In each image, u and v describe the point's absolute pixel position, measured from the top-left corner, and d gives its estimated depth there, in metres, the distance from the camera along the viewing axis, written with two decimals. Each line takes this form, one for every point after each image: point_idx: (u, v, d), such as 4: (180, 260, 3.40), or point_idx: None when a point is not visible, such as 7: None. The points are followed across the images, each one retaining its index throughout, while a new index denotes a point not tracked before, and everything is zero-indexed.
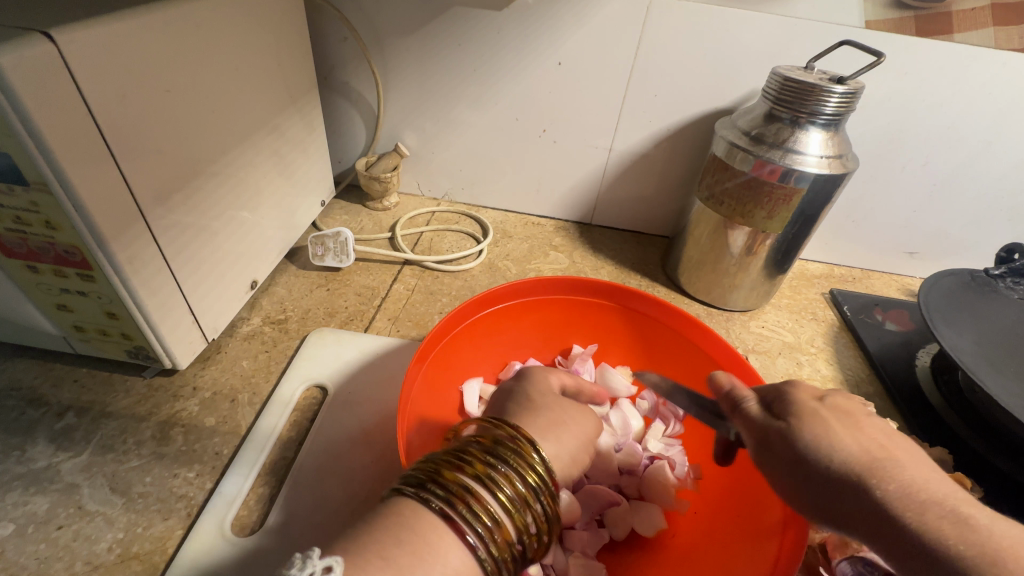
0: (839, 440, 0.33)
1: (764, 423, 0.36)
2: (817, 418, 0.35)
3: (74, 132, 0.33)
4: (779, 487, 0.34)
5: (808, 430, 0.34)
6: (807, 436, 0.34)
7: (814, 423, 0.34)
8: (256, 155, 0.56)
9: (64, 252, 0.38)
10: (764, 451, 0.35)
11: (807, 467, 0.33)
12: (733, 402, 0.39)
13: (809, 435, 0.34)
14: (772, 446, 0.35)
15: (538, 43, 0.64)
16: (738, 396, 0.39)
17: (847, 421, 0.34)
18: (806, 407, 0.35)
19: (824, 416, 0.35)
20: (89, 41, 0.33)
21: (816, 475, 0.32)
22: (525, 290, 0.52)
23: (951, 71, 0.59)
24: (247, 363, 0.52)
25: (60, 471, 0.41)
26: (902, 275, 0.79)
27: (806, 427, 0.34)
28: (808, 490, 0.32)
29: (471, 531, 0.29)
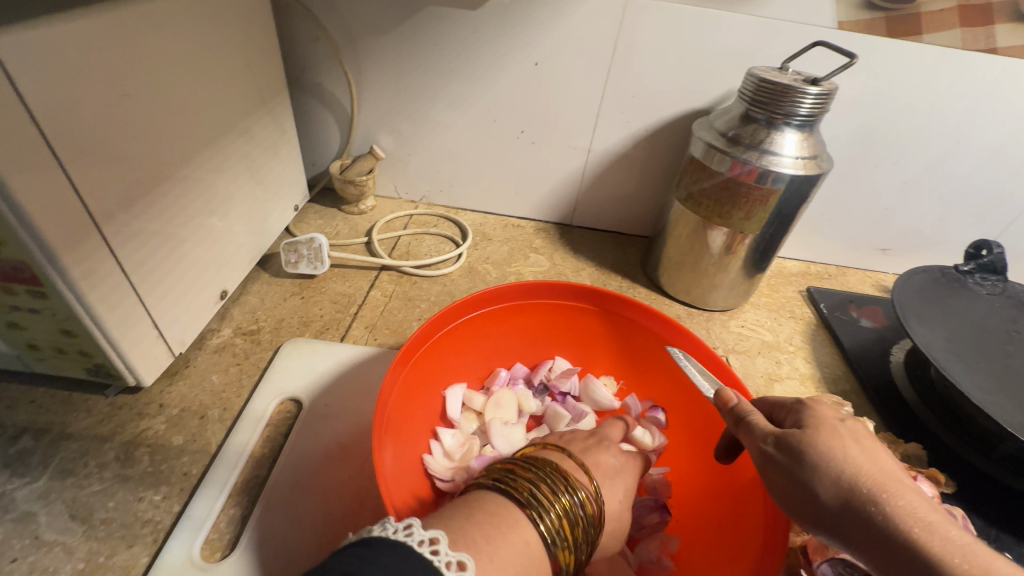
0: (846, 454, 0.31)
1: (766, 431, 0.34)
2: (832, 433, 0.32)
3: (17, 143, 0.31)
4: (778, 499, 0.33)
5: (815, 443, 0.32)
6: (814, 449, 0.31)
7: (821, 434, 0.32)
8: (223, 161, 0.54)
9: (12, 269, 0.36)
10: (763, 462, 0.34)
11: (805, 481, 0.31)
12: (738, 417, 0.36)
13: (817, 448, 0.31)
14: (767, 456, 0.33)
15: (514, 42, 0.63)
16: (744, 410, 0.36)
17: (852, 432, 0.32)
18: (809, 417, 0.34)
19: (836, 428, 0.32)
20: (30, 43, 0.31)
21: (818, 491, 0.30)
22: (507, 295, 0.51)
23: (920, 71, 0.60)
24: (218, 377, 0.50)
25: (15, 499, 0.39)
26: (875, 271, 0.81)
27: (812, 440, 0.32)
28: (804, 503, 0.31)
29: (537, 519, 0.31)
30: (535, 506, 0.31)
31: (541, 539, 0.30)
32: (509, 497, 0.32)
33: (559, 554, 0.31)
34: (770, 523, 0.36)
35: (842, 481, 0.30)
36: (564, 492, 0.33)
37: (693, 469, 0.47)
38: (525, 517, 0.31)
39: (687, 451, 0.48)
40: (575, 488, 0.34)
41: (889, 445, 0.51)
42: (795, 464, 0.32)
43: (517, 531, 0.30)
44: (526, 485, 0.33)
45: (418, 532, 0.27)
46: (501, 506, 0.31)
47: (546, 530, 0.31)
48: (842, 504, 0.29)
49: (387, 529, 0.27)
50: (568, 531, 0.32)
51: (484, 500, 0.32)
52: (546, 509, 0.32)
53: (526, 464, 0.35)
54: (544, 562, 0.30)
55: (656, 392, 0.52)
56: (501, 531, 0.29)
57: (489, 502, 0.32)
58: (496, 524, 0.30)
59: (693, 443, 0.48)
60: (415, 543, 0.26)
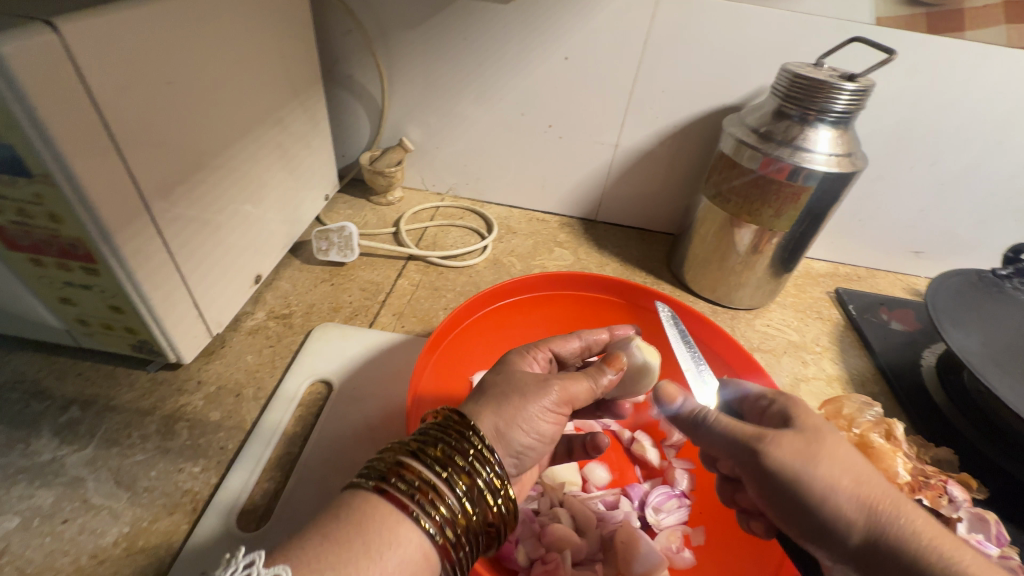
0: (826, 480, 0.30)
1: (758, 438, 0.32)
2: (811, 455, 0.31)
3: (78, 126, 0.33)
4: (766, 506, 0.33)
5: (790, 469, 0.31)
6: (791, 476, 0.31)
7: (799, 458, 0.31)
8: (260, 150, 0.55)
9: (69, 246, 0.37)
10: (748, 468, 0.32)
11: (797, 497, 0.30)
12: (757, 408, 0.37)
13: (794, 475, 0.30)
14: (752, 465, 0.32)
15: (544, 37, 0.64)
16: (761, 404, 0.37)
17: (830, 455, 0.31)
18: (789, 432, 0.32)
19: (816, 451, 0.31)
20: (92, 30, 0.33)
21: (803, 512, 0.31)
22: (532, 284, 0.53)
23: (962, 68, 0.58)
24: (252, 357, 0.52)
25: (65, 465, 0.41)
26: (907, 274, 0.79)
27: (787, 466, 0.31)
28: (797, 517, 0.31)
29: (424, 525, 0.28)
30: (421, 510, 0.28)
31: (429, 544, 0.28)
32: (396, 500, 0.28)
33: (455, 550, 0.29)
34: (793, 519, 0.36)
35: (845, 498, 0.29)
36: (458, 478, 0.30)
37: None
38: (408, 521, 0.28)
39: None
40: (474, 470, 0.30)
41: (919, 449, 0.50)
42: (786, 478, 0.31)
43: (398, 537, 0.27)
44: (415, 485, 0.29)
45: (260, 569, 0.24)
46: (379, 508, 0.28)
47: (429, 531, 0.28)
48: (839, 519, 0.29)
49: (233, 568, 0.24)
50: (460, 523, 0.29)
51: (357, 499, 0.28)
52: (435, 510, 0.28)
53: (423, 449, 0.31)
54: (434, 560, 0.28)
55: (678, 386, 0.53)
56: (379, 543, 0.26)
57: (374, 506, 0.28)
58: (376, 535, 0.27)
59: None
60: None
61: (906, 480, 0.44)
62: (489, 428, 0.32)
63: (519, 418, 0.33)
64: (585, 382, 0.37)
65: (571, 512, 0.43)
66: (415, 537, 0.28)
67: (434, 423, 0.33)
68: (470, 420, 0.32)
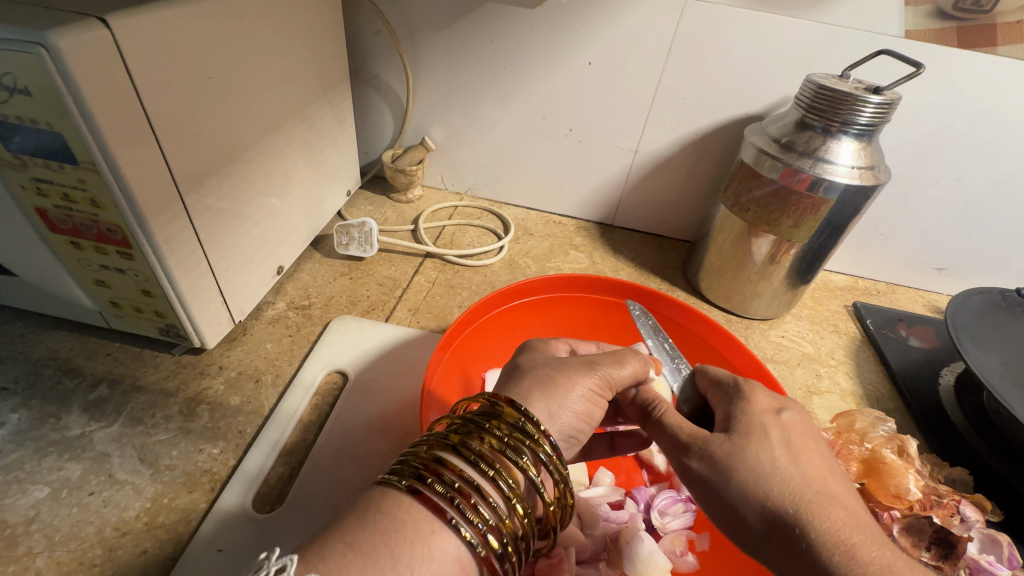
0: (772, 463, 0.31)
1: (762, 406, 0.34)
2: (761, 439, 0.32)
3: (122, 119, 0.35)
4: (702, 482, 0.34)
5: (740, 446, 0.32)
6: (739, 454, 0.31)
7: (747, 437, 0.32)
8: (288, 145, 0.57)
9: (107, 230, 0.39)
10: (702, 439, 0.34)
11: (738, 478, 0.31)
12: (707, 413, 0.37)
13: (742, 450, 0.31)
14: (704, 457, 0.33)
15: (569, 42, 0.64)
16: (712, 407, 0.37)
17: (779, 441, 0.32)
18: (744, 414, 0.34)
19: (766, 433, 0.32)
20: (139, 26, 0.35)
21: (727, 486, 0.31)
22: (521, 290, 0.53)
23: (991, 85, 0.58)
24: (272, 346, 0.53)
25: (93, 440, 0.43)
26: (928, 291, 0.78)
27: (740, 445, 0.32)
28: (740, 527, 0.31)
29: (470, 530, 0.27)
30: (465, 517, 0.27)
31: (473, 550, 0.27)
32: (437, 506, 0.28)
33: (504, 550, 0.28)
34: None
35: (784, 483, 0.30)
36: (506, 482, 0.30)
37: None
38: (451, 527, 0.27)
39: None
40: (521, 469, 0.30)
41: (933, 468, 0.49)
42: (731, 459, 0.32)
43: (439, 547, 0.26)
44: (462, 488, 0.28)
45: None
46: (413, 510, 0.27)
47: (479, 545, 0.27)
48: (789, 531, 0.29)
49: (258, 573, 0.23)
50: (508, 526, 0.29)
51: (410, 511, 0.27)
52: (480, 515, 0.28)
53: (467, 449, 0.30)
54: (476, 564, 0.28)
55: None
56: (420, 555, 0.26)
57: (410, 513, 0.27)
58: (409, 545, 0.26)
59: None
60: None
61: (918, 497, 0.44)
62: (542, 412, 0.33)
63: (568, 400, 0.34)
64: (634, 363, 0.39)
65: (578, 510, 0.44)
66: (456, 544, 0.27)
67: (474, 418, 0.33)
68: (521, 410, 0.32)
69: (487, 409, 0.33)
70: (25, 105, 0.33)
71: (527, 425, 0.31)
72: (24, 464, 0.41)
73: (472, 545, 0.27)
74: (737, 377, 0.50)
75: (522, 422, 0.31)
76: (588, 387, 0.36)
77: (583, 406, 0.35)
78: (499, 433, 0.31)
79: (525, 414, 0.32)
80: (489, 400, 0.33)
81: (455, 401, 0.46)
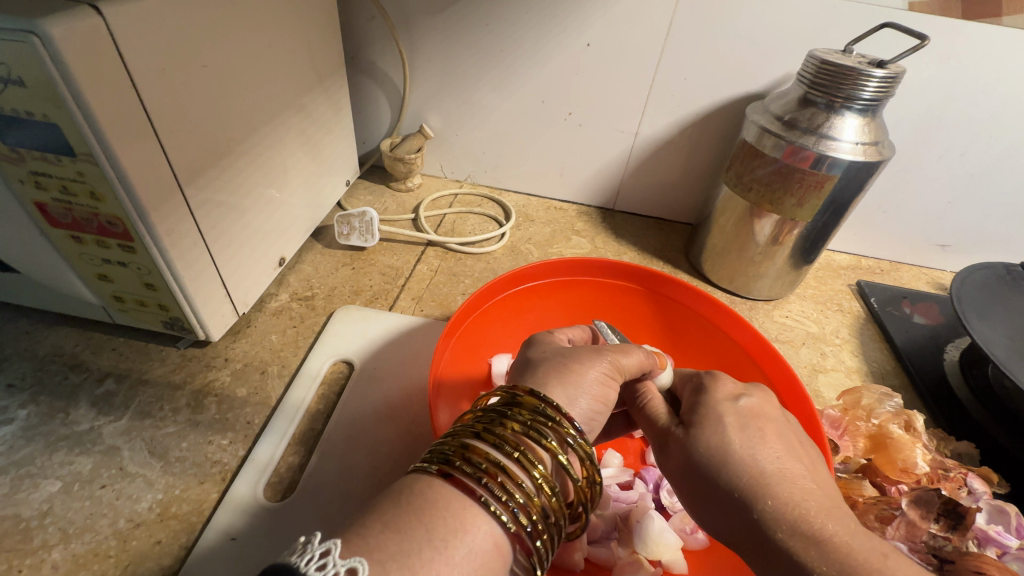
0: (727, 446, 0.31)
1: (722, 394, 0.35)
2: (715, 425, 0.33)
3: (120, 110, 0.34)
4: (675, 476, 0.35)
5: (698, 438, 0.33)
6: (695, 446, 0.32)
7: (704, 427, 0.33)
8: (285, 134, 0.56)
9: (108, 223, 0.39)
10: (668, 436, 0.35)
11: (701, 466, 0.32)
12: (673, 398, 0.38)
13: (697, 440, 0.32)
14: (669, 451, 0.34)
15: (566, 23, 0.63)
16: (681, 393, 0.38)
17: (738, 424, 0.32)
18: (702, 403, 0.35)
19: (721, 417, 0.33)
20: (132, 13, 0.34)
21: (694, 476, 0.32)
22: (494, 289, 0.51)
23: (997, 56, 0.57)
24: (276, 337, 0.53)
25: (102, 434, 0.43)
26: (932, 268, 0.77)
27: (696, 436, 0.33)
28: (703, 510, 0.32)
29: (501, 510, 0.27)
30: (495, 498, 0.27)
31: (506, 529, 0.27)
32: (467, 488, 0.28)
33: (535, 530, 0.28)
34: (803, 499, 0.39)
35: (741, 466, 0.30)
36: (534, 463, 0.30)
37: None
38: (482, 508, 0.27)
39: None
40: (548, 450, 0.30)
41: (939, 442, 0.49)
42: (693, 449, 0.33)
43: (472, 526, 0.26)
44: (491, 470, 0.28)
45: (335, 563, 0.23)
46: (443, 492, 0.27)
47: (513, 525, 0.27)
48: (746, 514, 0.30)
49: (303, 557, 0.24)
50: (539, 506, 0.29)
51: (441, 495, 0.27)
52: (511, 495, 0.28)
53: (492, 433, 0.30)
54: (509, 544, 0.28)
55: None
56: (452, 532, 0.26)
57: (439, 491, 0.27)
58: (441, 522, 0.26)
59: None
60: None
61: (925, 471, 0.44)
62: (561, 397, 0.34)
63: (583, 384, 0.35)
64: (641, 354, 0.39)
65: None
66: (489, 524, 0.27)
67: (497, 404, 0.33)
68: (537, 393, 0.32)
69: (506, 396, 0.33)
70: (19, 98, 0.32)
71: (549, 409, 0.32)
72: (34, 459, 0.41)
73: (504, 525, 0.27)
74: (738, 349, 0.51)
75: (544, 407, 0.32)
76: (601, 370, 0.36)
77: (598, 389, 0.35)
78: (521, 418, 0.31)
79: (545, 398, 0.32)
80: (508, 390, 0.33)
81: (462, 386, 0.46)
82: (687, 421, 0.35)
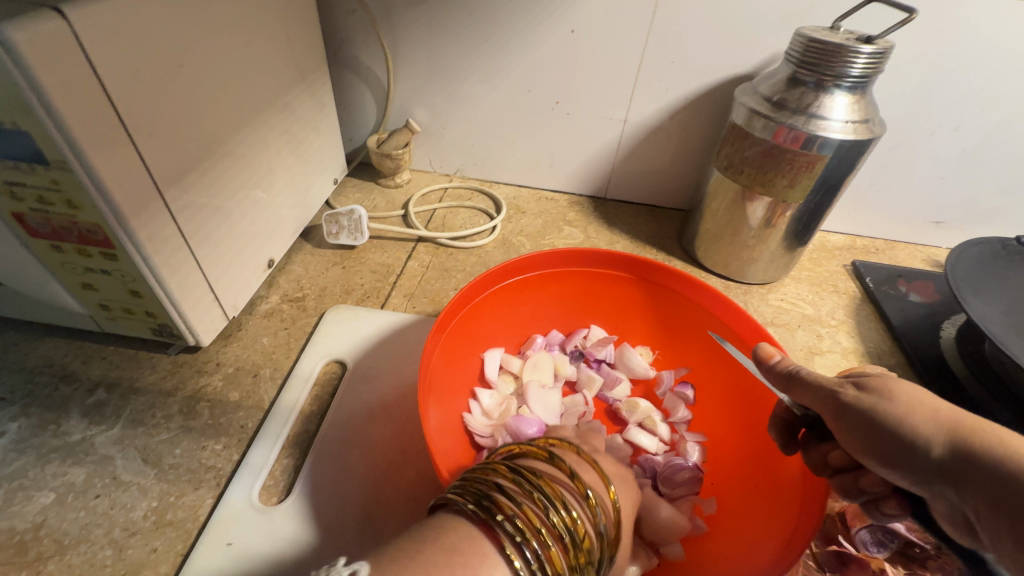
0: (920, 406, 0.29)
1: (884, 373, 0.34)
2: (898, 391, 0.31)
3: (92, 115, 0.34)
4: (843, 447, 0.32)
5: (878, 401, 0.31)
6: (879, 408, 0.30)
7: (882, 392, 0.31)
8: (269, 134, 0.55)
9: (87, 231, 0.38)
10: (833, 409, 0.32)
11: (887, 427, 0.30)
12: (784, 373, 0.36)
13: (880, 403, 0.30)
14: (844, 415, 0.32)
15: (551, 9, 0.62)
16: (788, 366, 0.36)
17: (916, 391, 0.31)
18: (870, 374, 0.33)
19: (895, 384, 0.31)
20: (99, 15, 0.33)
21: (882, 440, 0.30)
22: (484, 283, 0.50)
23: (988, 27, 0.56)
24: (268, 340, 0.53)
25: (95, 444, 0.43)
26: (927, 245, 0.77)
27: (874, 399, 0.31)
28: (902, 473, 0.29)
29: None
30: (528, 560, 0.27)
31: None
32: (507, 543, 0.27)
33: None
34: (806, 486, 0.37)
35: (937, 421, 0.28)
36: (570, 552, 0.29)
37: (733, 442, 0.47)
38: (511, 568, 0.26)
39: (717, 415, 0.50)
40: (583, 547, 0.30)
41: None
42: (875, 410, 0.30)
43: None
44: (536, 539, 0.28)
45: None
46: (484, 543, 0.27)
47: (528, 573, 0.27)
48: (964, 472, 0.26)
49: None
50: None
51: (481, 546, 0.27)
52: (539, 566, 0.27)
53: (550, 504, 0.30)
54: None
55: (689, 359, 0.54)
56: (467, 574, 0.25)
57: (472, 539, 0.27)
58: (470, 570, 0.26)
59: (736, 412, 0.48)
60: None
61: None
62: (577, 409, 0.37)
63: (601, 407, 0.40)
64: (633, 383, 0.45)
65: None
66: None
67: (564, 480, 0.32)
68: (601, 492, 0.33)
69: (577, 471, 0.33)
70: None
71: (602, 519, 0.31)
72: (27, 472, 0.40)
73: None
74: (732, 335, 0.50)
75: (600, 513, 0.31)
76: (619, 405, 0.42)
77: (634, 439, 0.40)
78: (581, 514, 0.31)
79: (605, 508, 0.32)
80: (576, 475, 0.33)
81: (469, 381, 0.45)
82: (855, 387, 0.32)
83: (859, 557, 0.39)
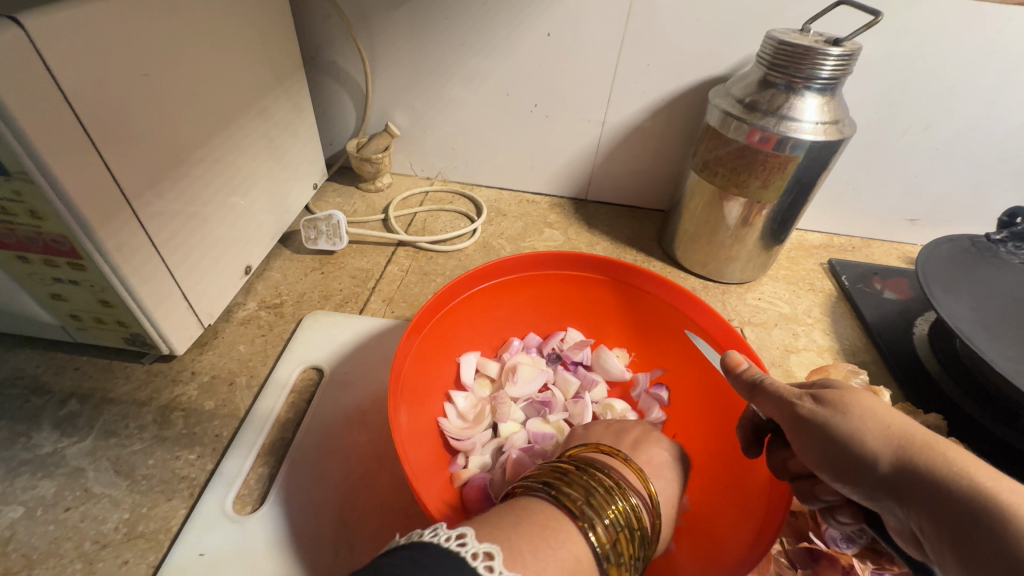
0: (870, 420, 0.30)
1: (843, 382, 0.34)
2: (852, 404, 0.31)
3: (52, 126, 0.33)
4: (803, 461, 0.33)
5: (831, 414, 0.31)
6: (831, 421, 0.31)
7: (837, 405, 0.32)
8: (244, 140, 0.55)
9: (53, 242, 0.38)
10: (791, 422, 0.33)
11: (838, 441, 0.30)
12: (749, 383, 0.37)
13: (832, 417, 0.31)
14: (802, 430, 0.32)
15: (527, 13, 0.62)
16: (753, 376, 0.37)
17: (870, 404, 0.31)
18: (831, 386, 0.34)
19: (852, 397, 0.32)
20: (58, 24, 0.33)
21: (834, 455, 0.30)
22: (457, 287, 0.50)
23: (954, 29, 0.57)
24: (245, 347, 0.53)
25: (66, 456, 0.42)
26: (902, 242, 0.78)
27: (828, 413, 0.31)
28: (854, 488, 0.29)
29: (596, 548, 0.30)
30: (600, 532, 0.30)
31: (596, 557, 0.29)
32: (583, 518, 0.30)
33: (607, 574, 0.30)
34: (772, 486, 0.37)
35: (883, 435, 0.29)
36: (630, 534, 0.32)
37: (706, 441, 0.48)
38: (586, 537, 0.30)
39: (692, 416, 0.50)
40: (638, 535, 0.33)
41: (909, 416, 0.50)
42: (828, 425, 0.31)
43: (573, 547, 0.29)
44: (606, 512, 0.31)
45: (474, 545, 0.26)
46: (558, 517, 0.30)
47: (600, 546, 0.30)
48: (905, 486, 0.27)
49: (438, 537, 0.26)
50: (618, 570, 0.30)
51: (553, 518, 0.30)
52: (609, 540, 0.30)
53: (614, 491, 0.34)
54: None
55: (664, 360, 0.54)
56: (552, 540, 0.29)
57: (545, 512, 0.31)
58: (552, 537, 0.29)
59: (707, 413, 0.48)
60: (470, 555, 0.25)
61: None
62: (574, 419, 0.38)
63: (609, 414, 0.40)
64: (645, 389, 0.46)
65: None
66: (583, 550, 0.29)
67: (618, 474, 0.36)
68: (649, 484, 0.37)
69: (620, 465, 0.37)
70: None
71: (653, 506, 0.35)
72: None
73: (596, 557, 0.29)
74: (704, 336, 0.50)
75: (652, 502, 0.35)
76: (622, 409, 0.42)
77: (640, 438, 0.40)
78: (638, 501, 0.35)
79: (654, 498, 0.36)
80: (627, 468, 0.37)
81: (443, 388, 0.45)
82: (813, 401, 0.33)
83: (830, 552, 0.40)
